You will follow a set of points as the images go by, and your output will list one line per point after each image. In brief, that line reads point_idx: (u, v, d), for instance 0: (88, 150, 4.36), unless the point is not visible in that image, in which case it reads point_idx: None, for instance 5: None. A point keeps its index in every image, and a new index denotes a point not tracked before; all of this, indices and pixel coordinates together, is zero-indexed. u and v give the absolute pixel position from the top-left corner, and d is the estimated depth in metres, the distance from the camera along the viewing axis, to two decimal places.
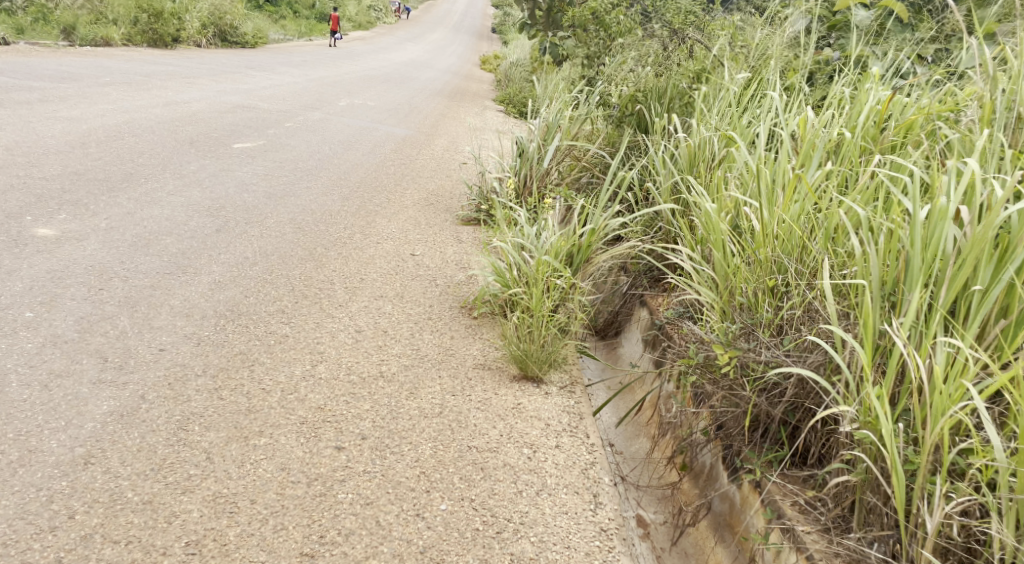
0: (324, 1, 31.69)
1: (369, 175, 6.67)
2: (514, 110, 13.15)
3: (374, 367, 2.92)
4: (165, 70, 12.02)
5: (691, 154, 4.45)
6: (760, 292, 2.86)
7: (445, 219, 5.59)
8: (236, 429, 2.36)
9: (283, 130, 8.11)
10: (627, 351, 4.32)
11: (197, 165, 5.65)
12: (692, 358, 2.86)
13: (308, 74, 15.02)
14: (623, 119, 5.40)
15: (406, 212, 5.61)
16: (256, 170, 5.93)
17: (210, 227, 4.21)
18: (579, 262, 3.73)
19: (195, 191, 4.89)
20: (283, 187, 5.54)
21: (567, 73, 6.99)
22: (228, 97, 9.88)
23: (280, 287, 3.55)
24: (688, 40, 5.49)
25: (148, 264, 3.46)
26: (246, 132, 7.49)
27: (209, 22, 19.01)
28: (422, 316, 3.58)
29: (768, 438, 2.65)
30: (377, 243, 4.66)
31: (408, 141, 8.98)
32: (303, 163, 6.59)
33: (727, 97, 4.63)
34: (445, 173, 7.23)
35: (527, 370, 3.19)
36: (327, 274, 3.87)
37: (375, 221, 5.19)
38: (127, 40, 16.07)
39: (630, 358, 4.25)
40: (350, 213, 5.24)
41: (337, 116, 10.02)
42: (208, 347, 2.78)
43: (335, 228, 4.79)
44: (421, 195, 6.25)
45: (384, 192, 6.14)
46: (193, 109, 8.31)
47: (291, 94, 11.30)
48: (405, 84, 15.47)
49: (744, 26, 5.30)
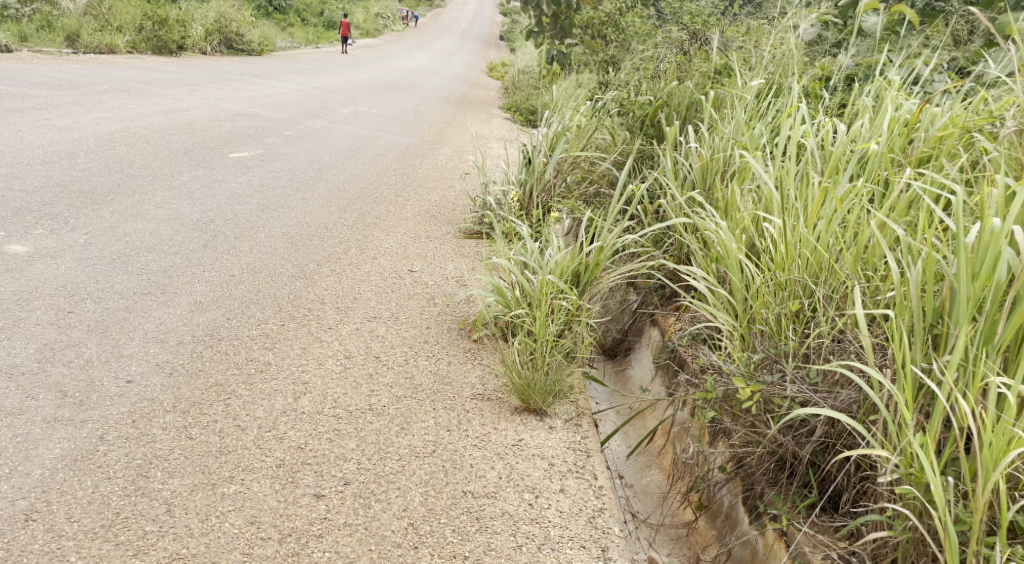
0: (332, 9, 31.62)
1: (370, 186, 6.46)
2: (520, 119, 12.95)
3: (363, 399, 2.69)
4: (166, 77, 11.85)
5: (705, 167, 4.24)
6: (784, 318, 2.62)
7: (447, 232, 5.37)
8: (203, 475, 2.14)
9: (283, 138, 7.90)
10: (638, 374, 4.08)
11: (190, 176, 5.44)
12: (710, 391, 2.62)
13: (313, 82, 14.85)
14: (633, 129, 5.17)
15: (406, 225, 5.39)
16: (252, 180, 5.72)
17: (197, 242, 4.00)
18: (586, 281, 3.49)
19: (184, 203, 4.68)
20: (278, 198, 5.33)
21: (575, 80, 6.77)
22: (230, 105, 9.70)
23: (266, 308, 3.32)
24: (703, 44, 5.25)
25: (125, 283, 3.25)
26: (244, 141, 7.29)
27: (214, 30, 18.89)
28: (418, 340, 3.35)
29: (796, 481, 2.41)
30: (374, 258, 4.44)
31: (412, 151, 8.77)
32: (301, 173, 6.38)
33: (742, 106, 4.42)
34: (448, 183, 7.01)
35: (529, 402, 2.95)
36: (318, 294, 3.65)
37: (374, 235, 4.96)
38: (132, 47, 15.93)
39: (641, 381, 4.01)
40: (347, 227, 5.02)
41: (339, 124, 9.82)
42: (180, 378, 2.56)
43: (331, 242, 4.57)
44: (422, 207, 6.03)
45: (384, 204, 5.92)
46: (192, 117, 8.12)
47: (294, 102, 11.12)
48: (411, 92, 15.29)
49: (760, 31, 5.07)
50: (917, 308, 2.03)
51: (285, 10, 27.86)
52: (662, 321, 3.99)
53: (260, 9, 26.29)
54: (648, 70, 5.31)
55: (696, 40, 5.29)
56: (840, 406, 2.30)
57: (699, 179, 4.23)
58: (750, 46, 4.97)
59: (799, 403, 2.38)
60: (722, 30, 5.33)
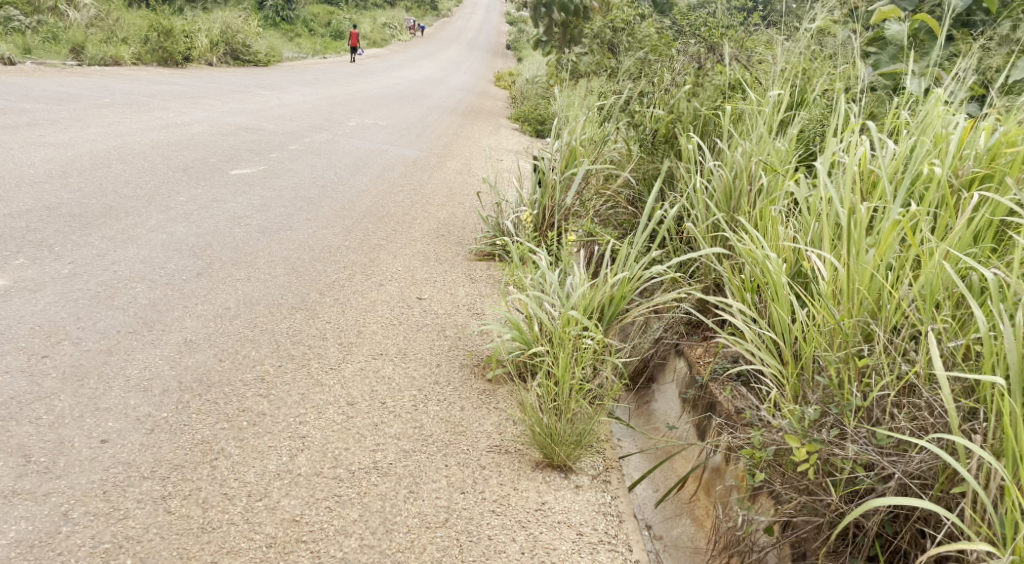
0: (339, 19, 31.48)
1: (376, 204, 6.19)
2: (530, 129, 12.68)
3: (366, 456, 2.42)
4: (170, 89, 11.61)
5: (728, 187, 3.98)
6: (844, 371, 2.41)
7: (457, 254, 5.10)
8: (182, 560, 1.89)
9: (287, 153, 7.64)
10: (661, 408, 3.79)
11: (188, 195, 5.18)
12: (758, 450, 2.38)
13: (319, 93, 14.61)
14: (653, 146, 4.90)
15: (415, 246, 5.12)
16: (253, 199, 5.46)
17: (191, 270, 3.73)
18: (611, 316, 3.21)
19: (180, 226, 4.42)
20: (279, 219, 5.07)
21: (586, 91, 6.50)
22: (233, 118, 9.44)
23: (262, 346, 3.05)
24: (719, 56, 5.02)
25: (108, 320, 2.98)
26: (247, 156, 7.03)
27: (220, 40, 18.68)
28: (428, 381, 3.07)
29: (860, 555, 2.16)
30: (381, 285, 4.17)
31: (420, 164, 8.51)
32: (305, 191, 6.12)
33: (766, 121, 4.16)
34: (458, 200, 6.75)
35: (553, 457, 2.66)
36: (321, 327, 3.38)
37: (381, 258, 4.70)
38: (137, 59, 15.71)
39: (665, 416, 3.72)
40: (352, 249, 4.76)
41: (345, 137, 9.57)
42: (162, 436, 2.29)
43: (335, 267, 4.30)
44: (431, 226, 5.76)
45: (392, 223, 5.65)
46: (193, 131, 7.87)
47: (299, 115, 10.87)
48: (419, 102, 15.06)
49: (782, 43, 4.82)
50: (1016, 371, 1.84)
51: (292, 20, 27.70)
52: (688, 352, 3.70)
53: (267, 19, 26.13)
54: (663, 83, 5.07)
55: (715, 53, 5.04)
56: (910, 470, 2.08)
57: (723, 199, 3.98)
58: (769, 58, 4.74)
59: (862, 467, 2.17)
60: (738, 42, 5.10)
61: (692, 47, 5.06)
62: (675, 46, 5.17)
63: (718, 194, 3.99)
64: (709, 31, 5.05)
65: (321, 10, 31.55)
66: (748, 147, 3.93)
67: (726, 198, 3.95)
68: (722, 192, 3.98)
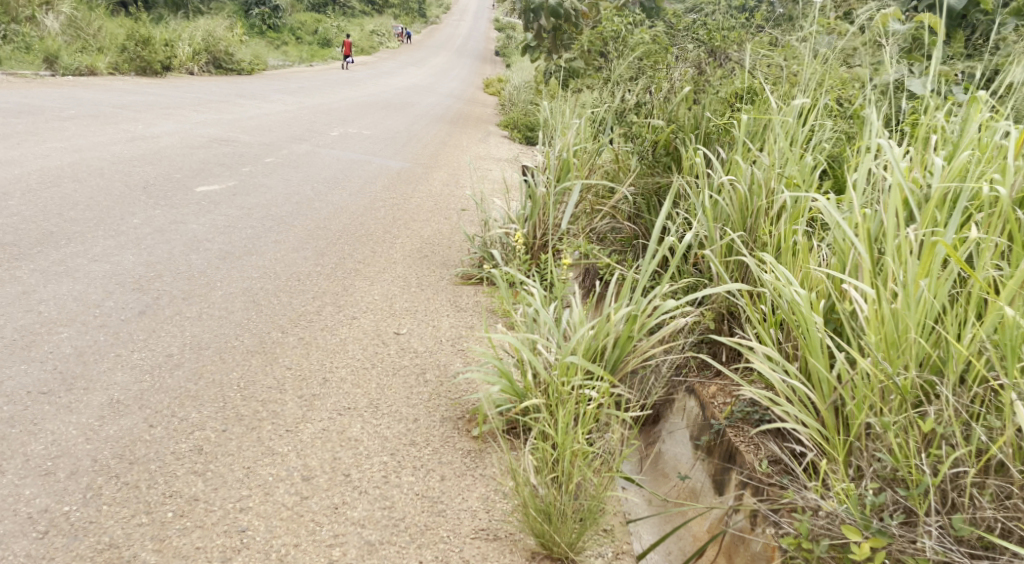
0: (326, 27, 30.97)
1: (355, 221, 5.74)
2: (520, 137, 12.22)
3: (321, 554, 2.03)
4: (144, 100, 11.11)
5: (743, 203, 3.58)
6: (903, 437, 2.01)
7: (441, 277, 4.65)
8: None
9: (262, 167, 7.17)
10: (669, 447, 3.31)
11: (143, 217, 4.72)
12: (812, 544, 2.00)
13: (302, 101, 14.14)
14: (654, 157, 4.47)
15: (395, 270, 4.66)
16: (217, 219, 4.99)
17: (133, 307, 3.27)
18: (617, 360, 2.72)
19: (128, 254, 3.95)
20: (244, 241, 4.61)
21: (580, 96, 6.05)
22: (206, 129, 8.96)
23: (205, 403, 2.58)
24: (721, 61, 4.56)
25: (19, 379, 2.53)
26: (217, 171, 6.55)
27: (202, 49, 18.16)
28: (403, 441, 2.60)
29: None
30: (353, 318, 3.69)
31: (404, 176, 8.05)
32: (277, 208, 5.65)
33: (783, 130, 3.75)
34: (443, 215, 6.28)
35: (552, 546, 2.21)
36: (279, 375, 2.91)
37: (356, 284, 4.24)
38: (114, 68, 15.18)
39: (675, 456, 3.25)
40: (324, 275, 4.29)
41: (326, 148, 9.10)
42: (58, 542, 1.94)
43: (302, 298, 3.83)
44: (414, 245, 5.29)
45: (370, 244, 5.18)
46: (160, 144, 7.40)
47: (278, 125, 10.39)
48: (406, 110, 14.58)
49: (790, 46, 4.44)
50: None
51: (278, 28, 27.20)
52: (701, 390, 3.22)
53: (252, 28, 25.64)
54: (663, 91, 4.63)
55: (718, 57, 4.58)
56: None
57: (737, 218, 3.58)
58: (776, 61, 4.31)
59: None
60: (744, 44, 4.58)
61: (690, 51, 4.60)
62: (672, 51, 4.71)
63: (730, 212, 3.59)
64: (711, 34, 4.59)
65: (308, 17, 31.06)
66: (764, 159, 3.53)
67: (739, 218, 3.55)
68: (733, 211, 3.58)
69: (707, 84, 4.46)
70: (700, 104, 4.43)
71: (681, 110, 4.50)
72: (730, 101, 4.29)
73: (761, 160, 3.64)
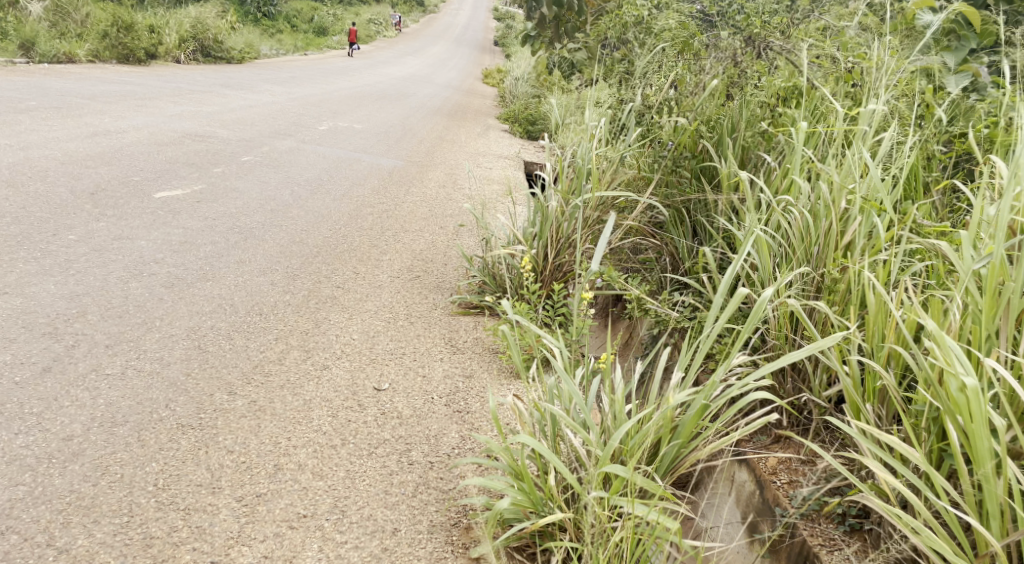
0: (322, 15, 30.15)
1: (338, 233, 5.04)
2: (520, 132, 11.44)
3: None
4: (119, 90, 10.36)
5: (804, 231, 2.79)
6: None
7: (434, 305, 3.96)
8: None
9: (237, 167, 6.44)
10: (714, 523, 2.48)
11: (82, 231, 4.03)
12: None
13: (292, 92, 13.37)
14: (680, 163, 3.76)
15: (381, 297, 3.95)
16: (172, 234, 4.28)
17: (36, 362, 2.58)
18: (672, 459, 2.07)
19: (50, 284, 3.27)
20: (200, 261, 3.92)
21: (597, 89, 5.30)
22: (181, 123, 8.23)
23: (101, 519, 1.95)
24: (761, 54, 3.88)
25: None
26: (183, 172, 5.83)
27: (190, 36, 17.32)
28: None
29: None
30: (325, 366, 2.99)
31: (397, 177, 7.34)
32: (247, 218, 4.94)
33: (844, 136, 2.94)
34: (440, 226, 5.56)
35: None
36: (216, 463, 2.20)
37: (330, 318, 3.54)
38: (94, 56, 14.34)
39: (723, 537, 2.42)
40: (293, 307, 3.60)
41: (311, 144, 8.36)
42: None
43: (261, 340, 3.12)
44: (403, 264, 4.58)
45: (353, 262, 4.48)
46: (124, 141, 6.68)
47: (262, 118, 9.65)
48: (401, 102, 13.80)
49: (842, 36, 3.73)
50: None
51: (273, 16, 26.38)
52: (755, 458, 2.52)
53: (246, 15, 24.72)
54: (689, 85, 3.95)
55: (753, 47, 3.90)
56: None
57: (795, 248, 2.79)
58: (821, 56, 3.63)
59: None
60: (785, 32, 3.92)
61: (723, 39, 3.94)
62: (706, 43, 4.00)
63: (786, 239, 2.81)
64: (749, 18, 3.88)
65: (303, 5, 30.18)
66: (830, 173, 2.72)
67: (800, 249, 2.76)
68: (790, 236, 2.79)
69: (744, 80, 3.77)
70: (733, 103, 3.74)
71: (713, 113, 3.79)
72: (769, 106, 3.61)
73: (821, 175, 2.87)
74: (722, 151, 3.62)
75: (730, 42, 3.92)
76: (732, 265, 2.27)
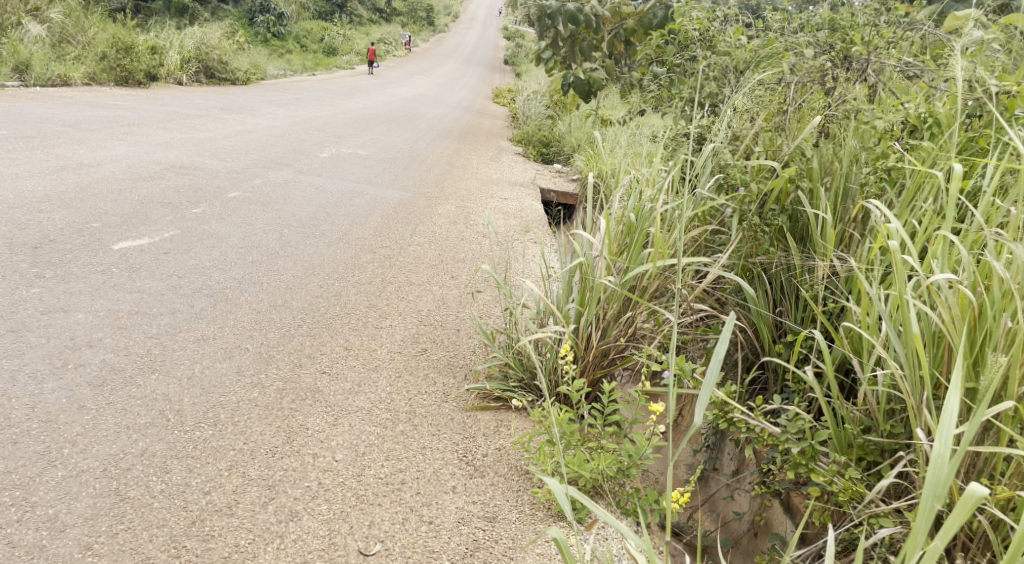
0: (332, 35, 29.48)
1: (331, 290, 4.23)
2: (534, 154, 10.48)
3: None
4: (105, 115, 9.57)
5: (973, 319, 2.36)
6: None
7: (445, 395, 3.14)
8: None
9: (221, 207, 5.63)
10: None
11: (6, 303, 3.24)
12: None
13: (295, 115, 12.57)
14: (768, 216, 3.14)
15: (378, 385, 3.13)
16: (122, 300, 3.48)
17: None
18: None
19: None
20: (148, 341, 3.11)
21: (659, 122, 4.58)
22: (165, 152, 7.43)
23: None
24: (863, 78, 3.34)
25: None
26: (155, 215, 5.04)
27: (192, 57, 16.54)
28: None
29: None
30: (290, 519, 2.19)
31: (401, 213, 6.51)
32: (222, 274, 4.13)
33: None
34: (450, 277, 4.74)
35: None
36: None
37: (306, 426, 2.70)
38: (91, 79, 13.50)
39: None
40: (260, 409, 2.75)
41: (310, 175, 7.53)
42: None
43: (205, 472, 2.31)
44: (406, 333, 3.74)
45: (347, 331, 3.66)
46: (95, 176, 5.91)
47: (257, 145, 8.85)
48: (410, 125, 12.93)
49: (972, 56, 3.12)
50: None
51: (282, 36, 25.71)
52: None
53: (255, 36, 23.97)
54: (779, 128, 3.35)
55: (850, 67, 3.35)
56: None
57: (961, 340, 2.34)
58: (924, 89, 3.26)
59: None
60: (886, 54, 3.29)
61: (809, 59, 3.38)
62: (799, 70, 3.41)
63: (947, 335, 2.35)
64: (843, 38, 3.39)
65: (313, 26, 29.44)
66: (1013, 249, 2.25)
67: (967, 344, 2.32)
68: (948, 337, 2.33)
69: (842, 116, 3.22)
70: (840, 143, 3.22)
71: (798, 152, 3.23)
72: (885, 152, 3.03)
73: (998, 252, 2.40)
74: (816, 198, 3.15)
75: (819, 61, 3.38)
76: (947, 439, 1.63)
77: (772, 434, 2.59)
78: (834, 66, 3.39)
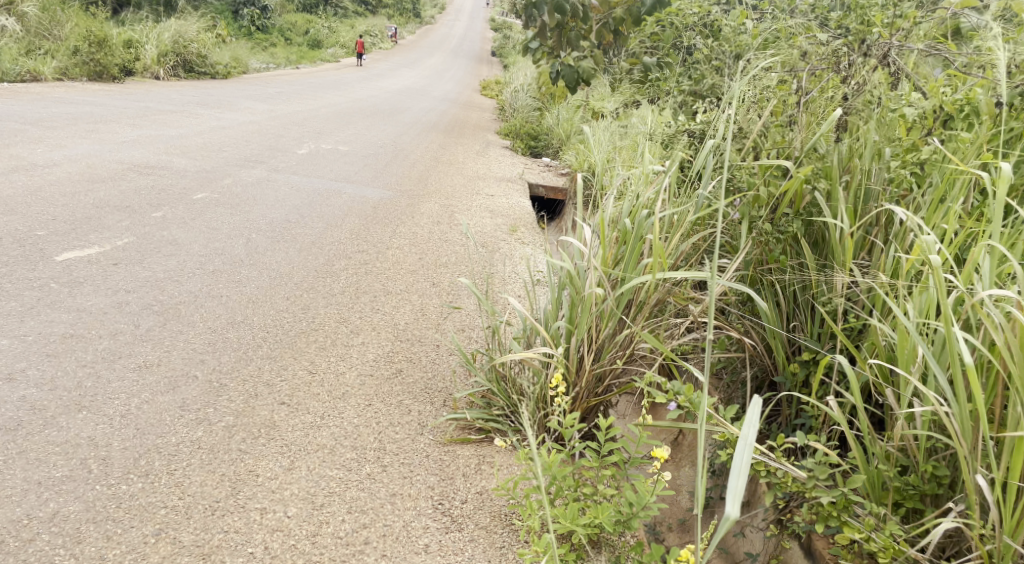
0: (317, 28, 28.93)
1: (298, 303, 3.84)
2: (521, 148, 10.06)
3: None
4: (72, 112, 9.12)
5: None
6: None
7: (421, 425, 2.77)
8: None
9: (185, 210, 5.24)
10: None
11: None
12: None
13: (275, 109, 12.13)
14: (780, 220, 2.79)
15: (345, 415, 2.75)
16: (56, 322, 3.11)
17: None
18: None
19: None
20: (79, 372, 2.74)
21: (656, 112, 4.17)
22: (130, 151, 7.00)
23: None
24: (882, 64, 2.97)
25: None
26: (109, 220, 4.65)
27: (170, 50, 16.01)
28: None
29: None
30: None
31: (381, 213, 6.12)
32: (177, 286, 3.75)
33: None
34: (431, 285, 4.36)
35: None
36: None
37: (256, 473, 2.33)
38: (62, 74, 12.97)
39: None
40: (204, 452, 2.39)
41: (286, 173, 7.13)
42: None
43: (127, 540, 2.04)
44: (380, 351, 3.36)
45: (313, 351, 3.28)
46: (49, 177, 5.50)
47: (231, 142, 8.43)
48: (395, 119, 12.48)
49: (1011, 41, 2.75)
50: None
51: (265, 29, 25.16)
52: None
53: (237, 29, 23.41)
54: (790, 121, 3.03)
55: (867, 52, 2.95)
56: None
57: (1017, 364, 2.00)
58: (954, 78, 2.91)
59: None
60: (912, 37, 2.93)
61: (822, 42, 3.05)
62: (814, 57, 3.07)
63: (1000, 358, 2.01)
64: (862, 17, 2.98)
65: (298, 19, 28.85)
66: None
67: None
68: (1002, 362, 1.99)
69: (858, 109, 2.90)
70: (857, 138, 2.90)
71: (812, 150, 2.93)
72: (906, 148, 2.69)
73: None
74: (833, 200, 2.81)
75: (833, 46, 3.01)
76: None
77: (798, 479, 2.26)
78: (850, 52, 2.97)
